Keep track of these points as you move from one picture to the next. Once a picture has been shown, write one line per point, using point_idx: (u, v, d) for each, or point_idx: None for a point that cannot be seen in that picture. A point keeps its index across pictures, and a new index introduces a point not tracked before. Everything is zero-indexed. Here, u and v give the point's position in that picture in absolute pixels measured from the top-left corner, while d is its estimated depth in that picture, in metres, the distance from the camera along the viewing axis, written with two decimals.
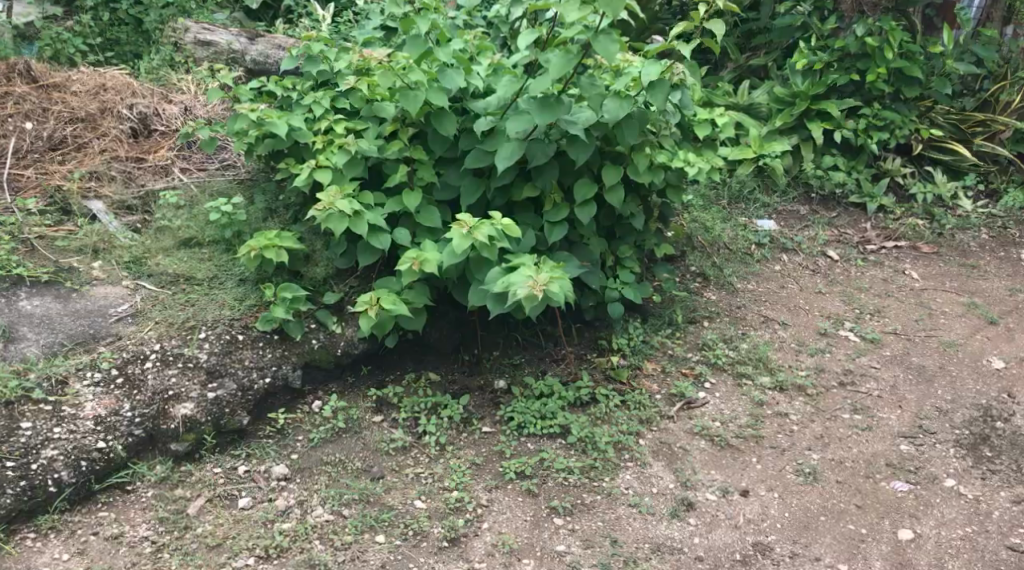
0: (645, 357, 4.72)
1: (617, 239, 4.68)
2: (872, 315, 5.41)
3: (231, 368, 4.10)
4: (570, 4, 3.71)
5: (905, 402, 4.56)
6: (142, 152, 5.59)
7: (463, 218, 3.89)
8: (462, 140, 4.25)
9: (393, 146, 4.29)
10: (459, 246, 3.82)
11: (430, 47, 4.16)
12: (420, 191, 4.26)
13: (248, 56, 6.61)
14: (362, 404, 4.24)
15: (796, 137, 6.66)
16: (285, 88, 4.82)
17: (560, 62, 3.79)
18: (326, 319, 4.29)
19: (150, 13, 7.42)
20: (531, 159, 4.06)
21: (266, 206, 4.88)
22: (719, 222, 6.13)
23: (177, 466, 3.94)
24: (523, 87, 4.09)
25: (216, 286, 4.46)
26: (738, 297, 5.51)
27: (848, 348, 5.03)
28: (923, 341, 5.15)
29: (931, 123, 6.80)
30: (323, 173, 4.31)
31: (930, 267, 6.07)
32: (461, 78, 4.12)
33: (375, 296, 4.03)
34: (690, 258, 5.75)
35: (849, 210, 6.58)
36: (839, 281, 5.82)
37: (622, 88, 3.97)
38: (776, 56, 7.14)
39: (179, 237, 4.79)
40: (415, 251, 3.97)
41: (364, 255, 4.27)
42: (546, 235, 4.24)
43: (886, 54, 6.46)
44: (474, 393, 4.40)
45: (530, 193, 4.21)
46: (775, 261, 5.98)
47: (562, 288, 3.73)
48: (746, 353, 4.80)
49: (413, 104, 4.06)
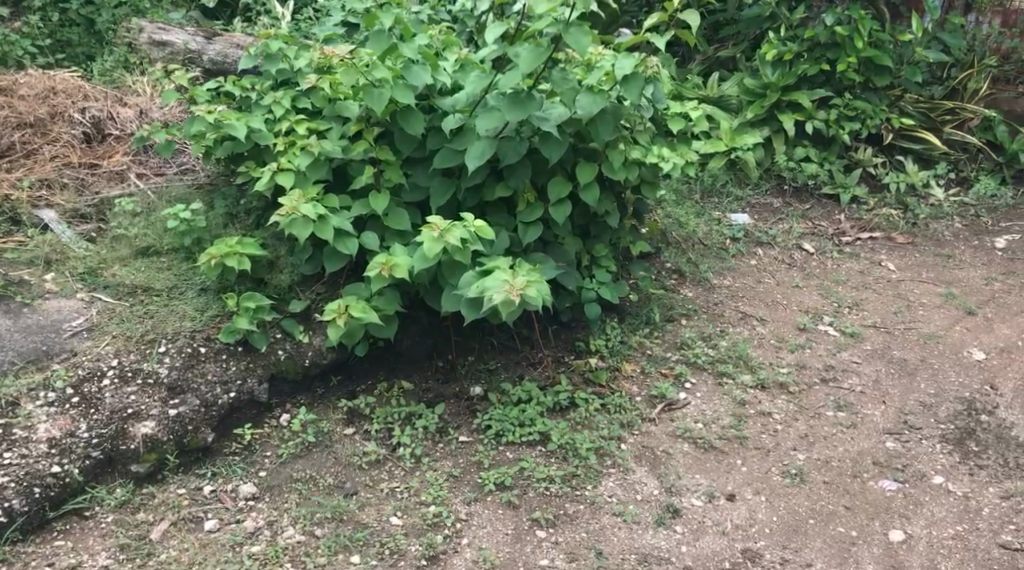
0: (623, 357, 4.61)
1: (592, 238, 4.59)
2: (851, 309, 5.33)
3: (194, 384, 3.93)
4: None
5: (888, 397, 4.46)
6: (96, 158, 5.42)
7: (434, 220, 3.71)
8: (431, 139, 4.09)
9: (359, 146, 4.12)
10: (430, 250, 3.65)
11: (395, 42, 4.00)
12: (387, 193, 4.11)
13: (207, 57, 6.41)
14: (332, 416, 4.08)
15: (768, 128, 6.61)
16: (244, 89, 4.66)
17: (530, 56, 3.62)
18: (292, 329, 4.13)
19: (105, 15, 7.22)
20: (503, 158, 3.90)
21: (228, 211, 4.71)
22: (693, 217, 6.08)
23: (138, 489, 3.76)
24: (493, 83, 3.90)
25: (176, 297, 4.29)
26: (715, 294, 5.41)
27: (828, 343, 4.94)
28: (904, 333, 5.07)
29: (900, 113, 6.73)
30: (286, 176, 4.14)
31: (907, 258, 6.01)
32: (428, 73, 3.94)
33: (343, 304, 3.87)
34: (665, 255, 5.65)
35: (823, 202, 6.52)
36: (815, 275, 5.74)
37: (595, 83, 3.79)
38: (745, 47, 7.08)
39: (135, 247, 4.60)
40: (385, 256, 3.82)
41: (330, 261, 4.09)
42: (521, 235, 4.10)
43: (856, 44, 6.44)
44: (449, 401, 4.26)
45: (503, 193, 4.05)
46: (750, 256, 5.90)
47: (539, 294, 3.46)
48: (726, 352, 4.71)
49: (377, 103, 3.88)
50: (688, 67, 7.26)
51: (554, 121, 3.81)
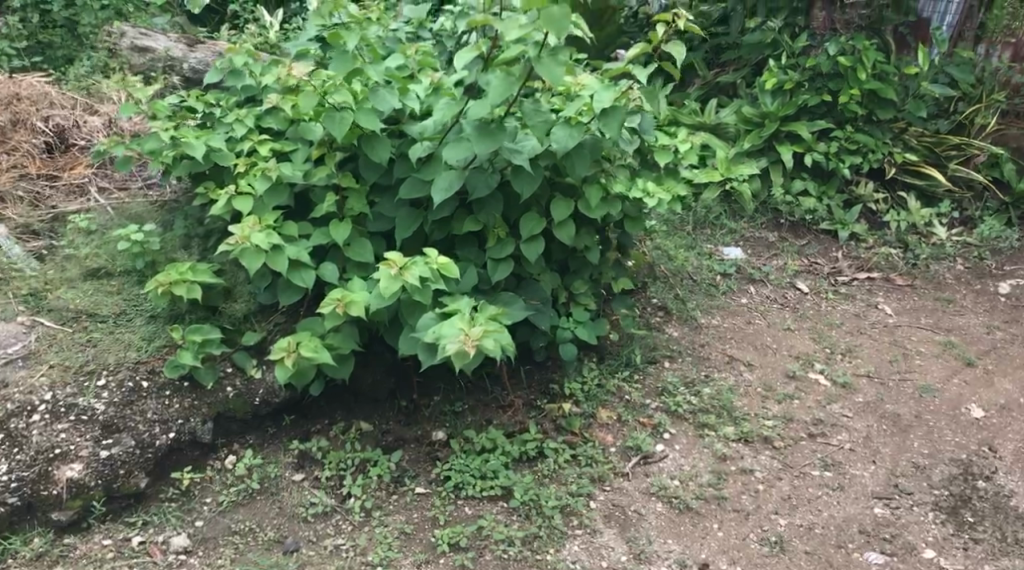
0: (600, 403, 4.32)
1: (571, 274, 4.35)
2: (844, 355, 5.06)
3: (131, 422, 3.69)
4: (511, 20, 3.24)
5: (879, 457, 4.17)
6: (57, 169, 5.18)
7: (392, 256, 3.43)
8: (397, 167, 3.84)
9: (321, 171, 3.87)
10: (386, 289, 3.37)
11: (361, 65, 3.80)
12: (349, 222, 3.84)
13: (188, 64, 6.05)
14: (282, 459, 3.85)
15: (765, 159, 6.37)
16: (208, 104, 4.44)
17: (500, 85, 3.38)
18: (243, 363, 3.89)
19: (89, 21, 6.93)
20: (472, 191, 3.64)
21: (186, 234, 4.41)
22: (683, 250, 5.82)
23: (58, 539, 3.56)
24: (464, 111, 3.65)
25: (123, 325, 4.03)
26: (702, 334, 5.13)
27: (818, 394, 4.65)
28: (898, 386, 4.79)
29: (905, 146, 6.48)
30: (243, 200, 3.88)
31: (905, 301, 5.74)
32: (396, 98, 3.73)
33: (293, 342, 3.59)
34: (651, 290, 5.38)
35: (820, 238, 6.25)
36: (808, 317, 5.45)
37: (572, 115, 3.55)
38: (746, 73, 6.82)
39: (86, 268, 4.34)
40: (340, 292, 3.55)
41: (286, 293, 3.83)
42: (490, 273, 3.83)
43: (858, 75, 6.22)
44: (409, 447, 4.00)
45: (471, 227, 3.78)
46: (741, 294, 5.63)
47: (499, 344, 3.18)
48: (709, 400, 4.44)
49: (338, 128, 3.68)
50: (686, 91, 7.01)
51: (526, 154, 3.55)
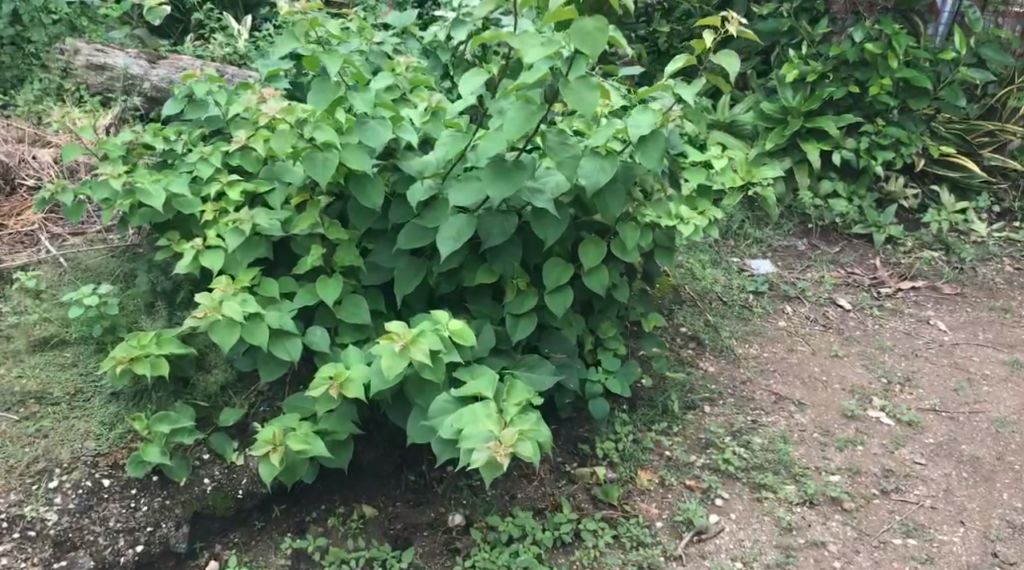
0: (638, 464, 3.78)
1: (596, 315, 3.75)
2: (903, 386, 4.47)
3: (90, 535, 3.16)
4: (527, 38, 2.72)
5: (966, 515, 3.66)
6: (3, 216, 4.51)
7: (395, 327, 2.82)
8: (393, 210, 3.24)
9: (302, 221, 3.26)
10: (389, 369, 2.76)
11: (344, 92, 3.19)
12: (340, 277, 3.25)
13: (149, 82, 5.37)
14: (274, 562, 3.29)
15: (790, 159, 5.75)
16: (166, 139, 3.80)
17: (518, 115, 2.79)
18: (223, 447, 3.33)
19: (33, 27, 5.66)
20: (485, 239, 3.07)
21: (151, 291, 3.82)
22: (708, 266, 5.20)
23: None
24: (472, 141, 3.06)
25: (79, 408, 3.43)
26: (741, 368, 4.52)
27: (882, 437, 4.08)
28: (970, 420, 4.22)
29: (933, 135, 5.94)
30: (212, 256, 3.28)
31: (959, 314, 5.13)
32: (388, 130, 3.12)
33: (278, 433, 2.98)
34: (679, 317, 4.78)
35: (854, 243, 5.66)
36: (856, 339, 4.84)
37: (603, 144, 2.96)
38: (754, 63, 6.11)
39: (33, 337, 3.68)
40: (334, 368, 2.96)
41: (268, 370, 3.21)
42: (509, 330, 3.26)
43: (889, 63, 5.58)
44: (422, 535, 3.43)
45: (486, 278, 3.20)
46: (778, 315, 4.98)
47: (535, 448, 2.60)
48: (763, 454, 3.88)
49: (322, 172, 3.06)
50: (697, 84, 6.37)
51: (549, 194, 3.00)
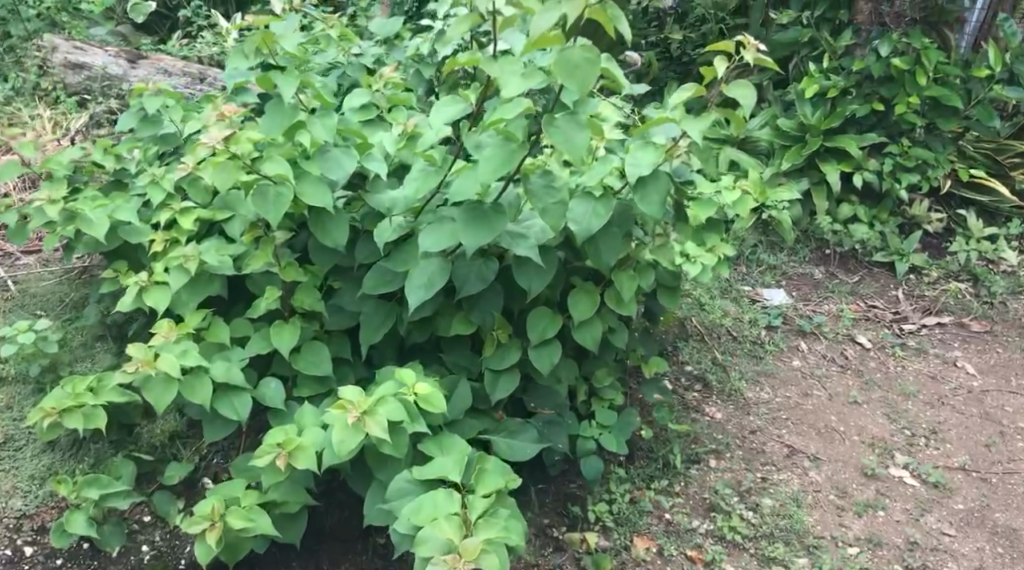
0: (633, 531, 3.41)
1: (592, 360, 3.34)
2: (928, 439, 4.04)
3: None
4: (513, 62, 2.37)
5: None
6: None
7: (350, 394, 2.43)
8: (360, 248, 2.87)
9: (256, 259, 2.87)
10: (341, 446, 2.37)
11: (304, 116, 2.80)
12: (299, 323, 2.87)
13: (127, 83, 4.91)
14: None
15: (806, 180, 5.30)
16: (118, 157, 3.42)
17: (495, 154, 2.41)
18: (166, 508, 2.94)
19: (10, 20, 5.56)
20: (460, 287, 2.69)
21: (100, 324, 3.44)
22: (717, 297, 4.75)
23: None
24: (446, 177, 2.67)
25: (8, 459, 3.10)
26: (751, 416, 4.10)
27: (905, 501, 3.68)
28: (1003, 483, 3.82)
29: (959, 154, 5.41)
30: (157, 294, 2.91)
31: (989, 355, 4.67)
32: (354, 160, 2.77)
33: (218, 505, 2.59)
34: (685, 355, 4.35)
35: (874, 271, 5.19)
36: (877, 384, 4.38)
37: (596, 186, 2.58)
38: (773, 74, 5.64)
39: None
40: (284, 432, 2.57)
41: (213, 428, 2.83)
42: (488, 387, 2.88)
43: (917, 80, 5.14)
44: None
45: (462, 329, 2.83)
46: (792, 354, 4.54)
47: (502, 556, 2.22)
48: (773, 521, 3.50)
49: (274, 210, 2.69)
50: None
51: (533, 240, 2.63)
